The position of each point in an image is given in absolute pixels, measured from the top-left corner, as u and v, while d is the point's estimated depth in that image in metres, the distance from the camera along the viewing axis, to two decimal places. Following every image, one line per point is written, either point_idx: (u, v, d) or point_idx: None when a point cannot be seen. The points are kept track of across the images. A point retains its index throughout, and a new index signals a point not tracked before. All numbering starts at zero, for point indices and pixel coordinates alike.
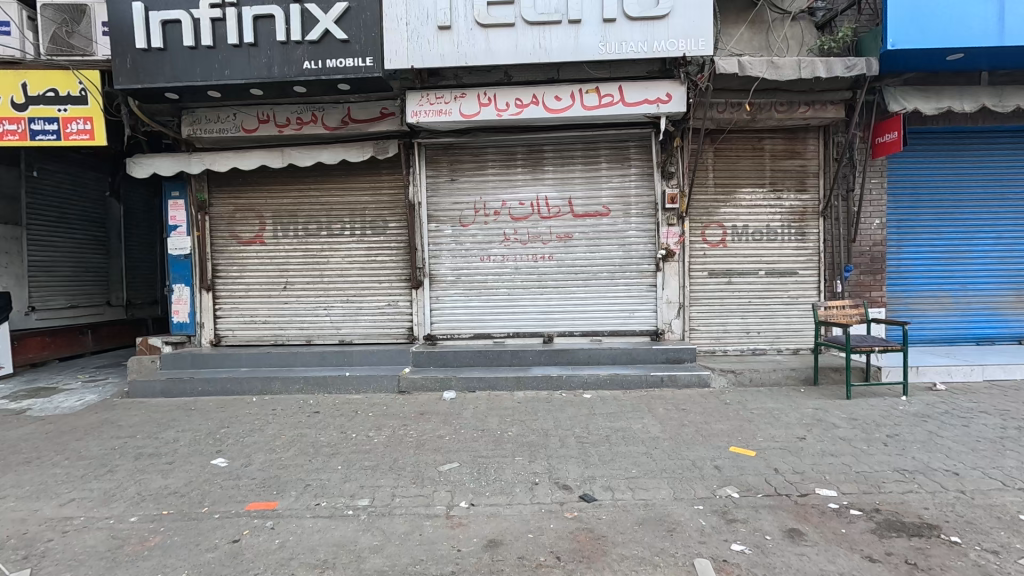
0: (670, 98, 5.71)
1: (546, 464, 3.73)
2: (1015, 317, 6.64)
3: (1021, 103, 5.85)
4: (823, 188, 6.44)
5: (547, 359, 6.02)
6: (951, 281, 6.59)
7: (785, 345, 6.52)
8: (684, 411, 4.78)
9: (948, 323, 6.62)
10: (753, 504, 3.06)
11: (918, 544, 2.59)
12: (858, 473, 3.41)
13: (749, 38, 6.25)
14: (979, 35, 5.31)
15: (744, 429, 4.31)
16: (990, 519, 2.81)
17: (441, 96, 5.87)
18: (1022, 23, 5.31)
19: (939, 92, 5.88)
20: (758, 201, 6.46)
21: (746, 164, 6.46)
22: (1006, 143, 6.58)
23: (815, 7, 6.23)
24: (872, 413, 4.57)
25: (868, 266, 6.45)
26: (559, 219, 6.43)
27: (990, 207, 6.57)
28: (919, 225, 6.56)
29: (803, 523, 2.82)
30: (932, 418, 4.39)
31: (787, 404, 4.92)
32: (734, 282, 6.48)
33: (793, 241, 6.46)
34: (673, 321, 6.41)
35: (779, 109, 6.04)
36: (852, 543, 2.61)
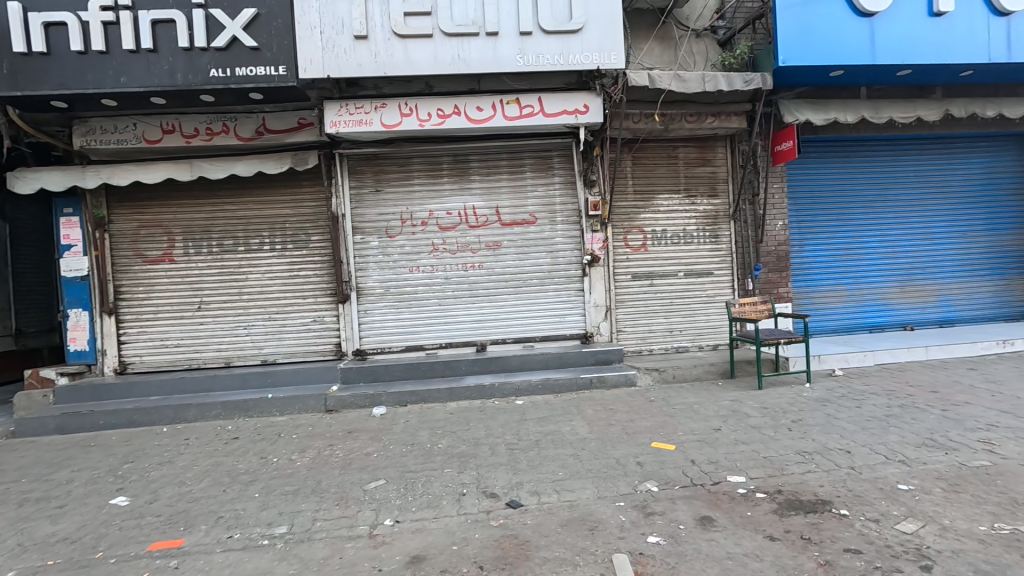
0: (588, 109, 5.95)
1: (475, 474, 3.72)
2: (901, 306, 7.37)
3: (893, 115, 6.57)
4: (732, 193, 6.90)
5: (480, 368, 6.02)
6: (846, 276, 7.24)
7: (706, 342, 6.89)
8: (612, 411, 4.93)
9: (845, 314, 7.26)
10: (670, 496, 3.19)
11: (813, 519, 2.80)
12: (765, 458, 3.66)
13: (659, 54, 6.61)
14: (855, 53, 5.90)
15: (666, 424, 4.50)
16: (874, 491, 3.09)
17: (361, 106, 5.77)
18: (890, 43, 5.95)
19: (827, 104, 6.48)
20: (674, 207, 6.82)
21: (662, 172, 6.80)
22: (885, 150, 7.34)
23: (717, 25, 6.71)
24: (781, 401, 4.92)
25: (775, 264, 6.91)
26: (487, 228, 6.48)
27: (875, 208, 7.29)
28: (816, 226, 7.16)
29: (714, 510, 2.97)
30: (831, 402, 4.78)
31: (706, 398, 5.19)
32: (656, 283, 6.79)
33: (708, 243, 6.86)
34: (601, 324, 6.62)
35: (689, 119, 6.42)
36: (756, 525, 2.79)
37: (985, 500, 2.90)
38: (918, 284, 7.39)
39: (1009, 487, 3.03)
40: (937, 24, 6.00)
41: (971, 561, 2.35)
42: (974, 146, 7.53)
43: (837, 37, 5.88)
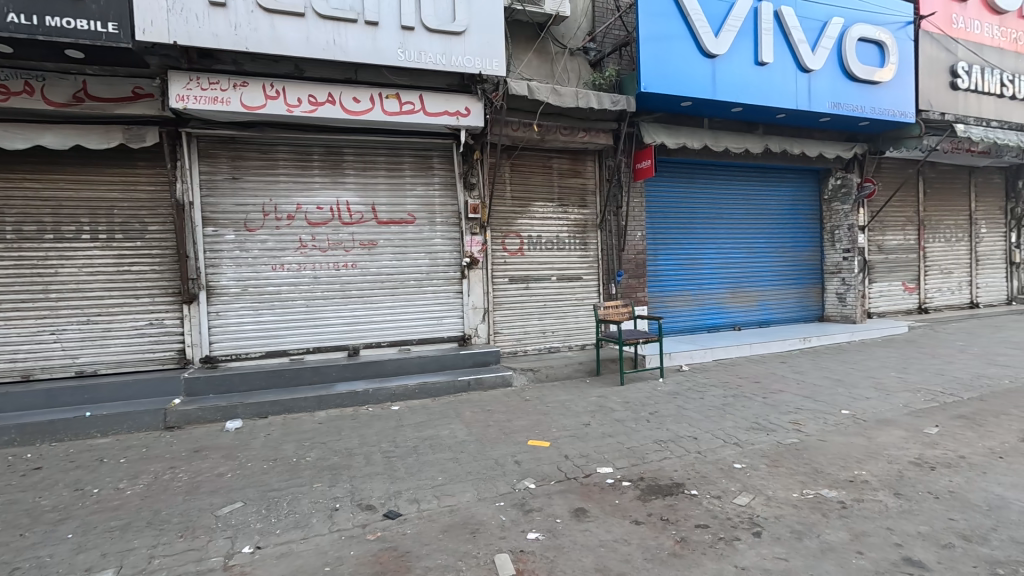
0: (469, 113, 5.97)
1: (349, 486, 3.49)
2: (732, 309, 8.60)
3: (728, 145, 7.63)
4: (599, 204, 7.45)
5: (352, 373, 5.68)
6: (691, 283, 8.23)
7: (575, 342, 7.33)
8: (490, 412, 4.99)
9: (689, 316, 8.25)
10: (547, 491, 3.33)
11: (671, 501, 3.12)
12: (629, 448, 3.99)
13: (536, 66, 6.88)
14: (701, 88, 6.74)
15: (541, 422, 4.68)
16: (717, 470, 3.55)
17: (216, 81, 5.12)
18: (727, 82, 6.91)
19: (678, 130, 7.32)
20: (548, 214, 7.16)
21: (538, 180, 7.10)
22: (721, 174, 8.50)
23: (588, 47, 7.20)
24: (640, 395, 5.41)
25: (635, 270, 7.58)
26: (362, 225, 6.15)
27: (712, 224, 8.41)
28: (668, 238, 8.04)
29: (587, 501, 3.16)
30: (680, 395, 5.40)
31: (576, 395, 5.52)
32: (531, 286, 7.05)
33: (578, 250, 7.32)
34: (479, 326, 6.69)
35: (564, 132, 6.73)
36: (623, 511, 3.02)
37: (796, 471, 3.49)
38: (744, 290, 8.69)
39: (812, 458, 3.69)
40: (761, 73, 7.13)
41: (789, 524, 2.81)
42: (784, 176, 9.07)
43: (687, 72, 6.68)
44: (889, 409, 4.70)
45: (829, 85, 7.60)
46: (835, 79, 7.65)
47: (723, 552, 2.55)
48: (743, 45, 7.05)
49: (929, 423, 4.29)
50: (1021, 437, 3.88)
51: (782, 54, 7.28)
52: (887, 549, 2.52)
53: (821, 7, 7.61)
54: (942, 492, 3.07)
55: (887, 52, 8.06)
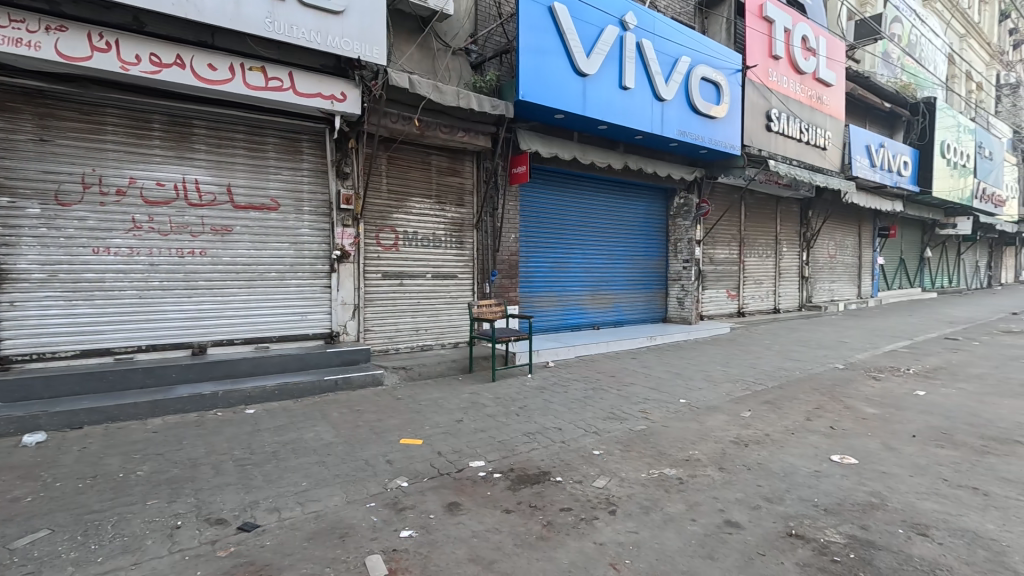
0: (345, 98, 5.67)
1: (193, 500, 3.10)
2: (591, 310, 9.34)
3: (595, 158, 8.21)
4: (476, 204, 7.57)
5: (197, 374, 5.05)
6: (558, 285, 8.77)
7: (448, 340, 7.37)
8: (359, 412, 4.80)
9: (555, 316, 8.79)
10: (419, 489, 3.31)
11: (538, 489, 3.31)
12: (500, 442, 4.14)
13: (418, 60, 6.75)
14: (573, 103, 7.23)
15: (413, 420, 4.64)
16: (579, 457, 3.86)
17: (21, 20, 4.19)
18: (596, 101, 7.50)
19: (552, 140, 7.72)
20: (425, 211, 7.09)
21: (415, 176, 6.99)
22: (587, 185, 9.16)
23: (470, 49, 7.28)
24: (510, 391, 5.63)
25: (508, 271, 7.83)
26: (213, 208, 5.48)
27: (578, 231, 9.05)
28: (539, 241, 8.47)
29: (460, 495, 3.22)
30: (546, 389, 5.72)
31: (449, 392, 5.56)
32: (405, 283, 6.92)
33: (454, 249, 7.37)
34: (348, 322, 6.37)
35: (443, 130, 6.75)
36: (495, 501, 3.14)
37: (645, 454, 3.94)
38: (603, 293, 9.50)
39: (658, 442, 4.18)
40: (624, 96, 7.87)
41: (638, 500, 3.16)
42: (640, 192, 10.09)
43: (561, 86, 7.11)
44: (715, 398, 5.52)
45: (678, 114, 8.67)
46: (683, 110, 8.75)
47: (584, 531, 2.78)
48: (610, 68, 7.71)
49: (744, 408, 5.13)
50: (806, 416, 4.83)
51: (641, 82, 8.12)
52: (714, 515, 2.96)
53: (672, 45, 8.66)
54: (752, 464, 3.70)
55: (722, 92, 9.42)
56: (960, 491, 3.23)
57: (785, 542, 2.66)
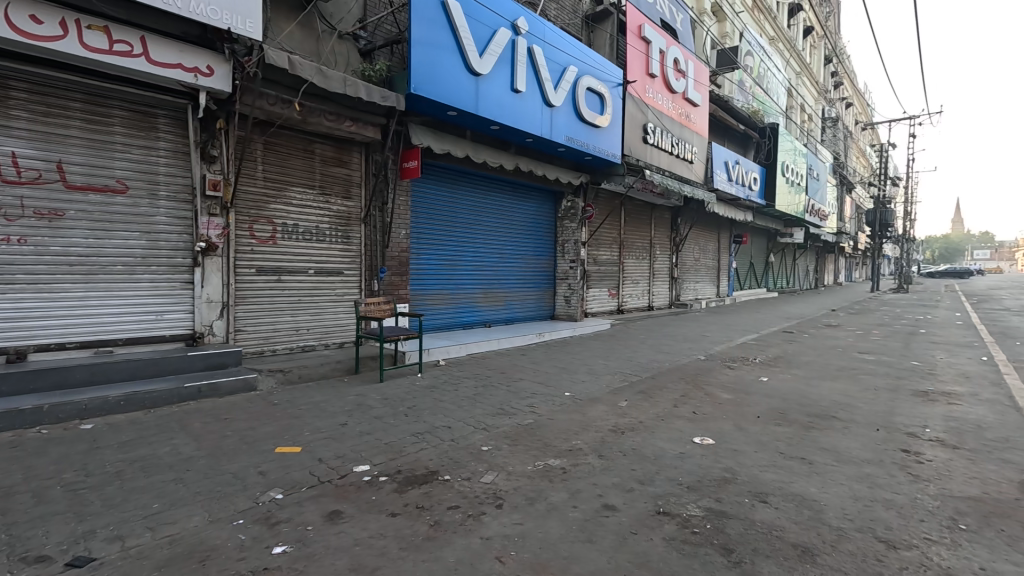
0: (212, 73, 5.15)
1: (5, 538, 2.57)
2: (483, 308, 9.43)
3: (487, 158, 8.29)
4: (364, 198, 7.25)
5: (15, 386, 4.21)
6: (450, 282, 8.72)
7: (332, 340, 6.96)
8: (226, 421, 4.34)
9: (447, 314, 8.73)
10: (296, 500, 3.08)
11: (426, 489, 3.26)
12: (386, 444, 4.01)
13: (300, 40, 6.24)
14: (465, 101, 7.22)
15: (291, 426, 4.31)
16: (467, 454, 3.86)
17: None
18: (488, 101, 7.57)
19: (444, 137, 7.64)
20: (307, 202, 6.62)
21: (296, 164, 6.50)
22: (480, 184, 9.21)
23: (358, 34, 6.93)
24: (398, 391, 5.47)
25: (398, 268, 7.60)
26: (38, 188, 4.61)
27: (470, 229, 9.07)
28: (430, 239, 8.35)
29: (341, 502, 3.05)
30: (436, 388, 5.66)
31: (332, 395, 5.25)
32: (284, 280, 6.40)
33: (339, 244, 6.98)
34: (214, 322, 5.75)
35: (329, 118, 6.35)
36: (380, 506, 3.03)
37: (531, 447, 4.06)
38: (494, 292, 9.63)
39: (544, 435, 4.34)
40: (515, 99, 8.04)
41: (524, 492, 3.25)
42: (531, 193, 10.36)
43: (454, 83, 7.08)
44: (597, 389, 5.86)
45: (566, 121, 9.08)
46: (570, 117, 9.17)
47: (471, 527, 2.79)
48: (502, 70, 7.83)
49: (622, 398, 5.52)
50: (674, 403, 5.33)
51: (532, 86, 8.37)
52: (593, 500, 3.15)
53: (562, 54, 9.05)
54: (628, 450, 3.99)
55: (605, 103, 10.04)
56: (792, 461, 3.77)
57: (654, 519, 2.90)
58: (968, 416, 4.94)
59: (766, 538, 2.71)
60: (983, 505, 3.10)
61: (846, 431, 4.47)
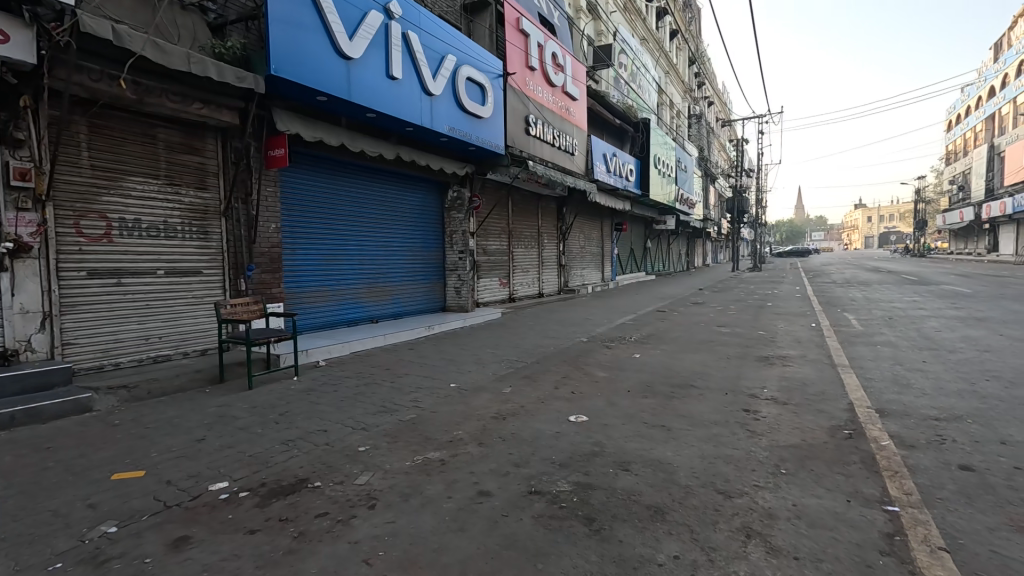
0: (9, 40, 4.29)
1: None
2: (369, 304, 9.09)
3: (364, 147, 7.93)
4: (223, 188, 6.59)
5: None
6: (330, 278, 8.27)
7: (191, 347, 6.28)
8: (49, 451, 3.72)
9: (329, 312, 8.29)
10: (134, 531, 2.73)
11: (291, 500, 3.06)
12: (250, 456, 3.70)
13: (129, 7, 5.45)
14: (335, 86, 6.83)
15: (134, 448, 3.81)
16: (342, 457, 3.70)
17: None
18: (361, 87, 7.23)
19: (315, 123, 7.16)
20: (150, 194, 5.86)
21: (133, 151, 5.71)
22: (359, 174, 8.79)
23: (206, 6, 6.23)
24: (269, 398, 5.08)
25: (269, 265, 7.03)
26: None
27: (350, 222, 8.65)
28: (306, 232, 7.82)
29: (190, 527, 2.76)
30: (313, 391, 5.35)
31: (190, 408, 4.73)
32: (126, 283, 5.62)
33: (195, 240, 6.28)
34: (33, 336, 4.90)
35: (172, 99, 5.66)
36: (237, 524, 2.79)
37: (411, 442, 4.00)
38: (380, 286, 9.31)
39: (425, 429, 4.29)
40: (391, 86, 7.77)
41: (399, 489, 3.19)
42: (415, 183, 10.12)
43: (322, 66, 6.65)
44: (482, 378, 5.94)
45: (446, 110, 8.99)
46: (450, 106, 9.09)
47: (338, 533, 2.68)
48: (375, 55, 7.52)
49: (506, 385, 5.65)
50: (554, 385, 5.57)
51: (408, 74, 8.15)
52: (469, 488, 3.18)
53: (439, 42, 8.92)
54: (507, 435, 4.09)
55: (485, 94, 10.10)
56: (653, 429, 4.13)
57: (525, 499, 3.00)
58: (796, 375, 5.77)
59: (625, 503, 2.94)
60: (799, 450, 3.63)
61: (700, 397, 4.99)
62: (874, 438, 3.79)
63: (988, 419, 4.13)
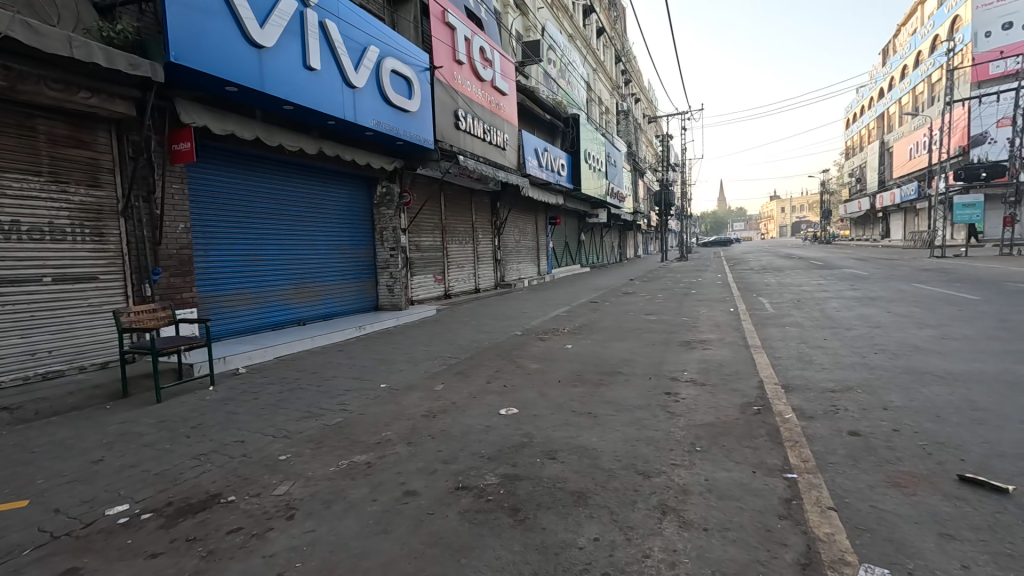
0: None
1: None
2: (296, 305, 8.68)
3: (282, 141, 7.53)
4: (120, 186, 6.04)
5: None
6: (252, 280, 7.81)
7: (88, 361, 5.71)
8: None
9: (252, 316, 7.84)
10: (13, 568, 2.45)
11: (201, 518, 2.86)
12: (156, 475, 3.43)
13: None
14: (246, 76, 6.43)
15: (16, 476, 3.42)
16: (260, 468, 3.51)
17: None
18: (276, 78, 6.86)
19: (225, 116, 6.70)
20: (31, 192, 5.30)
21: (8, 144, 5.14)
22: (279, 170, 8.35)
23: None
24: (180, 410, 4.73)
25: (178, 268, 6.53)
26: None
27: (271, 220, 8.20)
28: (222, 232, 7.33)
29: (82, 557, 2.52)
30: (231, 400, 5.04)
31: (86, 427, 4.32)
32: (4, 292, 5.05)
33: (90, 243, 5.73)
34: None
35: (53, 86, 5.11)
36: (138, 549, 2.58)
37: (336, 446, 3.86)
38: (307, 286, 8.92)
39: (352, 432, 4.16)
40: (308, 77, 7.43)
41: (320, 497, 3.07)
42: (341, 179, 9.76)
43: (231, 55, 6.24)
44: (414, 376, 5.85)
45: (370, 104, 8.74)
46: (374, 99, 8.83)
47: (253, 548, 2.54)
48: (289, 45, 7.15)
49: (438, 382, 5.59)
50: (487, 380, 5.58)
51: (328, 65, 7.83)
52: (395, 489, 3.12)
53: (360, 33, 8.62)
54: (437, 432, 4.05)
55: (411, 87, 9.90)
56: (580, 417, 4.24)
57: (451, 496, 2.99)
58: (714, 357, 6.13)
59: (550, 490, 3.00)
60: (714, 427, 3.86)
61: (626, 383, 5.19)
62: (778, 412, 4.10)
63: (874, 388, 4.58)
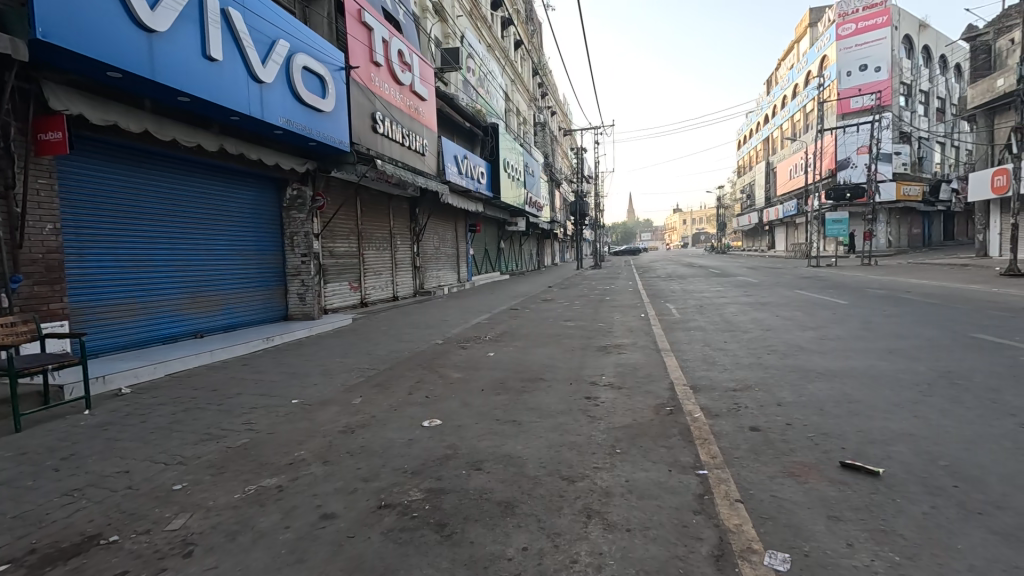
0: None
1: None
2: (191, 315, 7.89)
3: (177, 136, 6.85)
4: None
5: None
6: (138, 288, 6.99)
7: None
8: None
9: (137, 328, 7.00)
10: None
11: (75, 565, 2.48)
12: (15, 518, 2.93)
13: None
14: (133, 62, 5.78)
15: None
16: (149, 501, 3.12)
17: None
18: (170, 65, 6.23)
19: (107, 105, 5.98)
20: None
21: None
22: (172, 167, 7.58)
23: None
24: (47, 440, 4.09)
25: (45, 275, 5.67)
26: None
27: (163, 221, 7.41)
28: (102, 235, 6.50)
29: None
30: (112, 425, 4.45)
31: None
32: None
33: None
34: None
35: None
36: None
37: (241, 471, 3.54)
38: (205, 295, 8.15)
39: (259, 453, 3.84)
40: (209, 68, 6.84)
41: (224, 528, 2.78)
42: (245, 180, 9.06)
43: (115, 37, 5.59)
44: (329, 390, 5.53)
45: (280, 100, 8.22)
46: (284, 96, 8.32)
47: None
48: (187, 31, 6.55)
49: (356, 395, 5.33)
50: (408, 391, 5.41)
51: (231, 56, 7.27)
52: (310, 513, 2.91)
53: (269, 25, 8.11)
54: (355, 449, 3.85)
55: (325, 86, 9.46)
56: (505, 425, 4.24)
57: (373, 515, 2.84)
58: (628, 361, 6.43)
59: (477, 502, 2.95)
60: (632, 429, 4.03)
61: (548, 389, 5.27)
62: (689, 412, 4.37)
63: (769, 386, 5.04)
